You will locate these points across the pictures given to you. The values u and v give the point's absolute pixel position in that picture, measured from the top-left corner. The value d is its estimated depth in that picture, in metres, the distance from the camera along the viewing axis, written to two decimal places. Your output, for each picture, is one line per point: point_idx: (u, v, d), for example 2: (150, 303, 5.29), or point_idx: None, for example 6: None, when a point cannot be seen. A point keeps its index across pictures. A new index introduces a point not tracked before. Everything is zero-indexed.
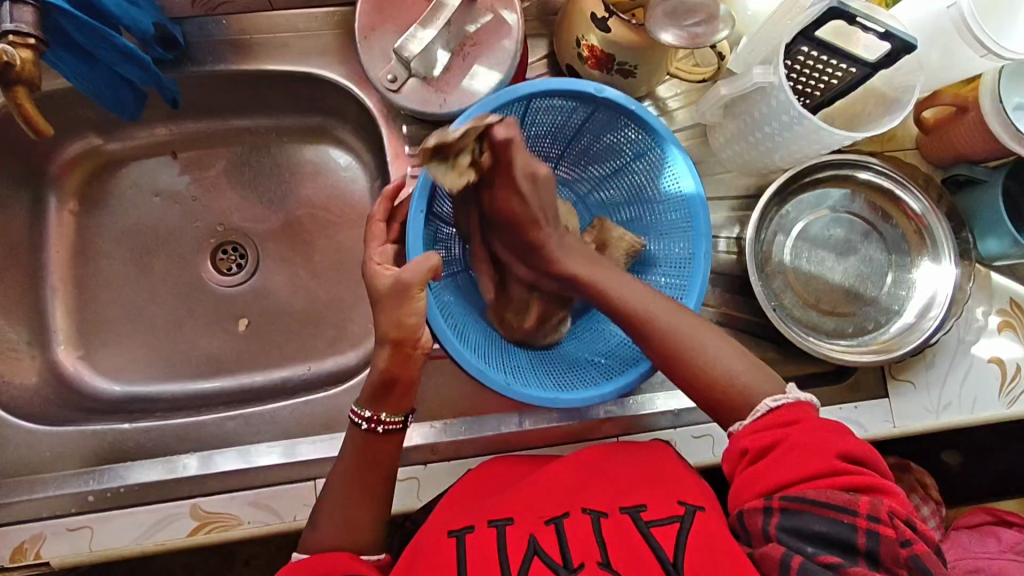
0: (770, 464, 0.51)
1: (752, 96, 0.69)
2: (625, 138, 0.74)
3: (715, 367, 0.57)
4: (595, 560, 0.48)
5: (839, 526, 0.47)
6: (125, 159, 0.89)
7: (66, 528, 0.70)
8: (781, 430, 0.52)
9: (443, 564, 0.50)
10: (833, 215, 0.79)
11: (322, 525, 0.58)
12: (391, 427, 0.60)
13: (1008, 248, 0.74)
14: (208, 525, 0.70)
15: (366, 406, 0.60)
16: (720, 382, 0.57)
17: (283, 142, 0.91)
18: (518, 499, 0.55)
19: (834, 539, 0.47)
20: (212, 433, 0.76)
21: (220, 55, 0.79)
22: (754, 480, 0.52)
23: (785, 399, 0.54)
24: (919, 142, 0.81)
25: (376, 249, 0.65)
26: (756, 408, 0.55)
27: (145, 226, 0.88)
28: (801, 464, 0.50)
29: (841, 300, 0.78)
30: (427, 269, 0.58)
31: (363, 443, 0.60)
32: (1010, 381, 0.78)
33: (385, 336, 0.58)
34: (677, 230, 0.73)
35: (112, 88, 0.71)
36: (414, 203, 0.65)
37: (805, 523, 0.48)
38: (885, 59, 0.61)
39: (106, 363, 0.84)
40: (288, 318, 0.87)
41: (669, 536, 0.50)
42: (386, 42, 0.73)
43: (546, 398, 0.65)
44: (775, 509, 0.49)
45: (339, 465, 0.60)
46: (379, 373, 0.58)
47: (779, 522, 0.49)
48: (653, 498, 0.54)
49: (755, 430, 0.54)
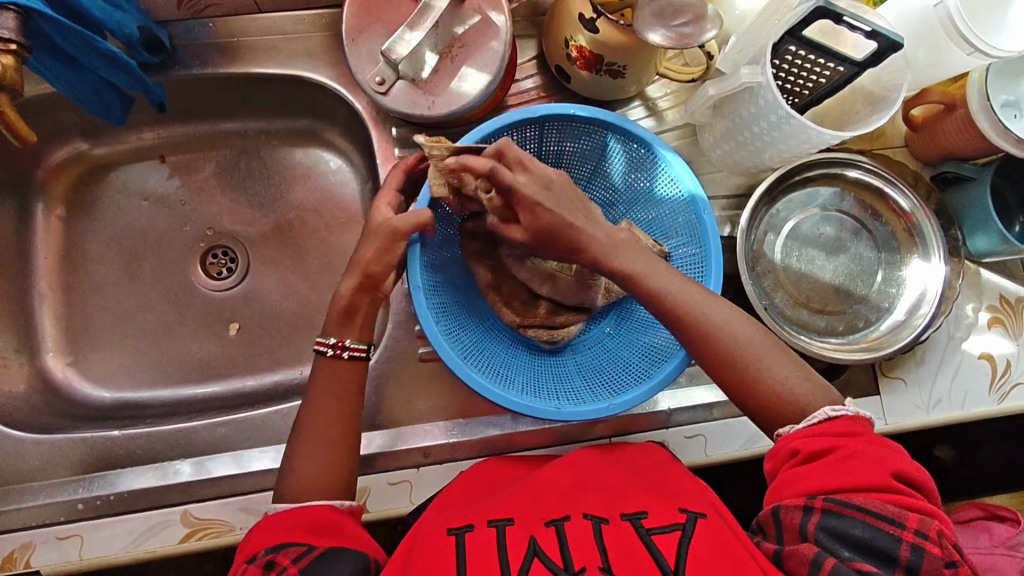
0: (824, 467, 0.50)
1: (740, 96, 0.70)
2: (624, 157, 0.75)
3: (769, 378, 0.55)
4: (596, 565, 0.46)
5: (883, 537, 0.46)
6: (113, 164, 0.88)
7: (56, 536, 0.69)
8: (842, 438, 0.51)
9: (442, 562, 0.48)
10: (822, 214, 0.79)
11: (294, 458, 0.58)
12: (355, 352, 0.61)
13: (997, 245, 0.74)
14: (199, 531, 0.70)
15: (331, 334, 0.62)
16: (774, 393, 0.55)
17: (272, 145, 0.90)
18: (517, 501, 0.54)
19: (875, 548, 0.46)
20: (203, 439, 0.76)
21: (207, 58, 0.79)
22: (802, 479, 0.50)
23: (843, 411, 0.53)
24: (908, 139, 0.81)
25: (383, 194, 0.65)
26: (812, 415, 0.53)
27: (134, 231, 0.87)
28: (858, 472, 0.48)
29: (832, 299, 0.78)
30: (418, 220, 0.60)
31: (328, 367, 0.61)
32: (1000, 377, 0.78)
33: (361, 265, 0.61)
34: (685, 242, 0.72)
35: (97, 92, 0.71)
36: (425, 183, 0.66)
37: (848, 527, 0.47)
38: (871, 57, 0.61)
39: (96, 370, 0.84)
40: (280, 321, 0.86)
41: (670, 543, 0.48)
42: (374, 44, 0.73)
43: (555, 413, 0.64)
44: (817, 509, 0.48)
45: (309, 403, 0.60)
46: (346, 298, 0.61)
47: (821, 521, 0.48)
48: (654, 506, 0.52)
49: (813, 434, 0.52)
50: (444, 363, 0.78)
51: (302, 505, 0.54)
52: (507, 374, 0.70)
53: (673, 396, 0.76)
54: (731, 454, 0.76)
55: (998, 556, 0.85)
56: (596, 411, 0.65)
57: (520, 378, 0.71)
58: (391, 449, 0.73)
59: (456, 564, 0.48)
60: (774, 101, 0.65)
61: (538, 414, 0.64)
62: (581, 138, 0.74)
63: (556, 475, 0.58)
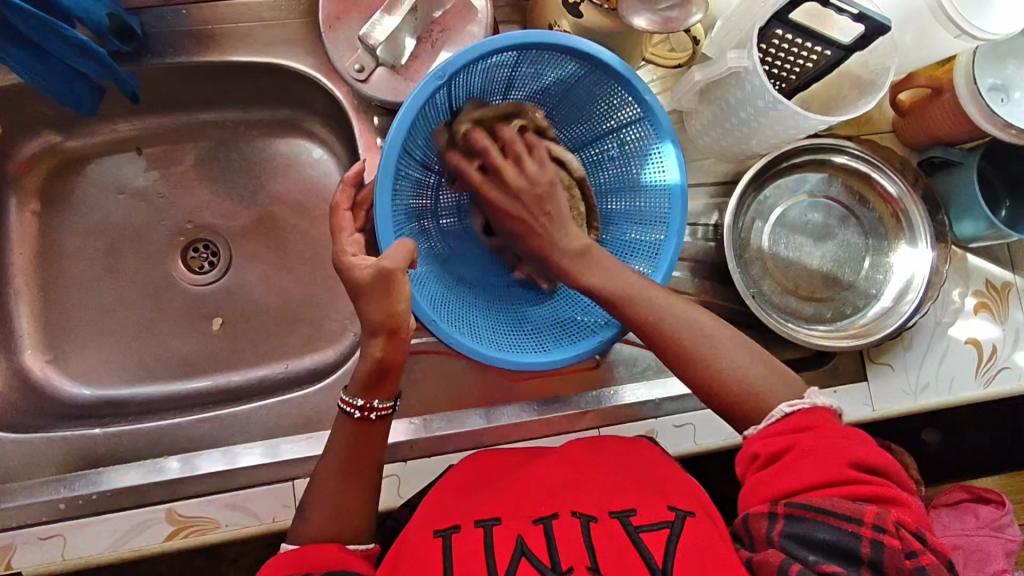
0: (783, 472, 0.50)
1: (727, 81, 0.68)
2: (607, 99, 0.70)
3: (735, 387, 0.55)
4: (584, 565, 0.47)
5: (843, 534, 0.47)
6: (89, 156, 0.86)
7: (37, 537, 0.68)
8: (797, 436, 0.51)
9: (429, 564, 0.48)
10: (810, 200, 0.79)
11: (313, 515, 0.56)
12: (383, 413, 0.58)
13: (983, 231, 0.75)
14: (184, 529, 0.69)
15: (357, 395, 0.57)
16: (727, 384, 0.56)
17: (253, 136, 0.88)
18: (509, 497, 0.54)
19: (837, 547, 0.47)
20: (187, 437, 0.75)
21: (181, 46, 0.76)
22: (766, 485, 0.51)
23: (802, 405, 0.53)
24: (894, 124, 0.81)
25: (347, 239, 0.59)
26: (770, 414, 0.54)
27: (112, 225, 0.86)
28: (814, 468, 0.49)
29: (819, 285, 0.78)
30: (405, 253, 0.57)
31: (356, 429, 0.58)
32: (986, 361, 0.78)
33: (376, 326, 0.56)
34: (654, 198, 0.72)
35: (67, 82, 0.68)
36: (380, 180, 0.61)
37: (809, 530, 0.47)
38: (859, 41, 0.60)
39: (76, 367, 0.82)
40: (264, 316, 0.85)
41: (657, 541, 0.48)
42: (352, 30, 0.71)
43: (594, 347, 0.66)
44: (780, 515, 0.49)
45: (330, 451, 0.58)
46: (374, 361, 0.56)
47: (785, 527, 0.48)
48: (642, 501, 0.52)
49: (770, 436, 0.53)
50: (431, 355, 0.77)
51: (309, 545, 0.53)
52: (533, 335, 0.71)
53: (664, 387, 0.77)
54: (717, 443, 0.76)
55: (983, 536, 0.91)
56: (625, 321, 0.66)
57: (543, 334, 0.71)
58: None
59: (443, 566, 0.47)
60: (760, 86, 0.64)
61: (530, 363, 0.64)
62: (517, 66, 0.67)
63: (543, 470, 0.58)
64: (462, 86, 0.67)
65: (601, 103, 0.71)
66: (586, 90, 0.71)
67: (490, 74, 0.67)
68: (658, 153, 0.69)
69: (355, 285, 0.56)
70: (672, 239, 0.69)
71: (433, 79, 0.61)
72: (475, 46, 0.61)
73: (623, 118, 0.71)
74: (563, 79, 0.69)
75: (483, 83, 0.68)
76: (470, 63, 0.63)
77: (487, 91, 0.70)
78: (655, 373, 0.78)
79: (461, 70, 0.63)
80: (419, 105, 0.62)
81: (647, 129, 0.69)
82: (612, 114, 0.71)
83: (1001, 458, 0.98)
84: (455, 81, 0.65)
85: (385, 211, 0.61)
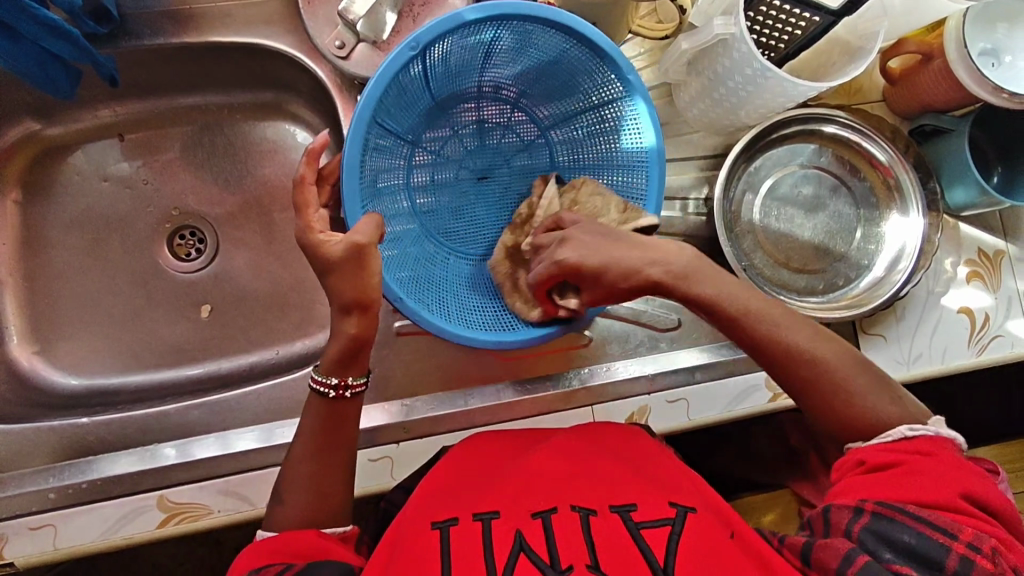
0: (884, 478, 0.49)
1: (714, 51, 0.68)
2: (584, 70, 0.69)
3: (856, 403, 0.55)
4: (584, 562, 0.45)
5: (932, 544, 0.45)
6: (69, 144, 0.85)
7: (28, 527, 0.68)
8: (910, 455, 0.50)
9: (426, 557, 0.47)
10: (802, 171, 0.78)
11: (303, 498, 0.55)
12: (357, 391, 0.58)
13: (975, 198, 0.74)
14: (177, 516, 0.69)
15: (331, 373, 0.57)
16: (801, 360, 0.56)
17: (236, 119, 0.87)
18: (503, 490, 0.53)
19: (921, 554, 0.45)
20: (178, 423, 0.74)
21: (159, 28, 0.75)
22: (861, 485, 0.50)
23: (922, 430, 0.51)
24: (886, 93, 0.80)
25: (313, 215, 0.57)
26: (886, 433, 0.53)
27: (96, 213, 0.84)
28: (919, 487, 0.48)
29: (811, 257, 0.77)
30: (376, 227, 0.56)
31: (331, 407, 0.57)
32: (979, 330, 0.78)
33: (349, 303, 0.55)
34: (628, 171, 0.72)
35: (41, 65, 0.67)
36: (349, 151, 0.61)
37: (896, 531, 0.46)
38: (847, 6, 0.59)
39: (64, 357, 0.81)
40: (253, 302, 0.84)
41: (658, 538, 0.47)
42: (331, 6, 0.70)
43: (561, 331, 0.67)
44: (867, 511, 0.47)
45: (303, 431, 0.58)
46: (348, 339, 0.56)
47: (868, 522, 0.47)
48: (643, 496, 0.51)
49: (886, 450, 0.52)
50: (421, 336, 0.76)
51: (285, 532, 0.52)
52: (504, 314, 0.72)
53: (656, 362, 0.77)
54: (712, 416, 0.76)
55: None
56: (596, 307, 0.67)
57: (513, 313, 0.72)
58: (376, 423, 0.72)
59: (440, 558, 0.46)
60: (749, 53, 0.63)
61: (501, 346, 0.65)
62: (495, 35, 0.66)
63: (543, 458, 0.56)
64: (438, 58, 0.67)
65: (578, 74, 0.70)
66: (563, 66, 0.70)
67: (468, 45, 0.67)
68: (636, 120, 0.69)
69: (325, 261, 0.55)
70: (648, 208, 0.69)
71: (406, 50, 0.61)
72: (458, 12, 0.61)
73: (599, 92, 0.70)
74: (539, 48, 0.68)
75: (460, 52, 0.67)
76: (442, 35, 0.63)
77: (465, 64, 0.70)
78: (648, 349, 0.78)
79: (436, 40, 0.63)
80: (392, 75, 0.62)
81: (626, 103, 0.68)
82: (588, 85, 0.71)
83: (994, 427, 0.98)
84: (430, 54, 0.65)
85: (352, 186, 0.61)
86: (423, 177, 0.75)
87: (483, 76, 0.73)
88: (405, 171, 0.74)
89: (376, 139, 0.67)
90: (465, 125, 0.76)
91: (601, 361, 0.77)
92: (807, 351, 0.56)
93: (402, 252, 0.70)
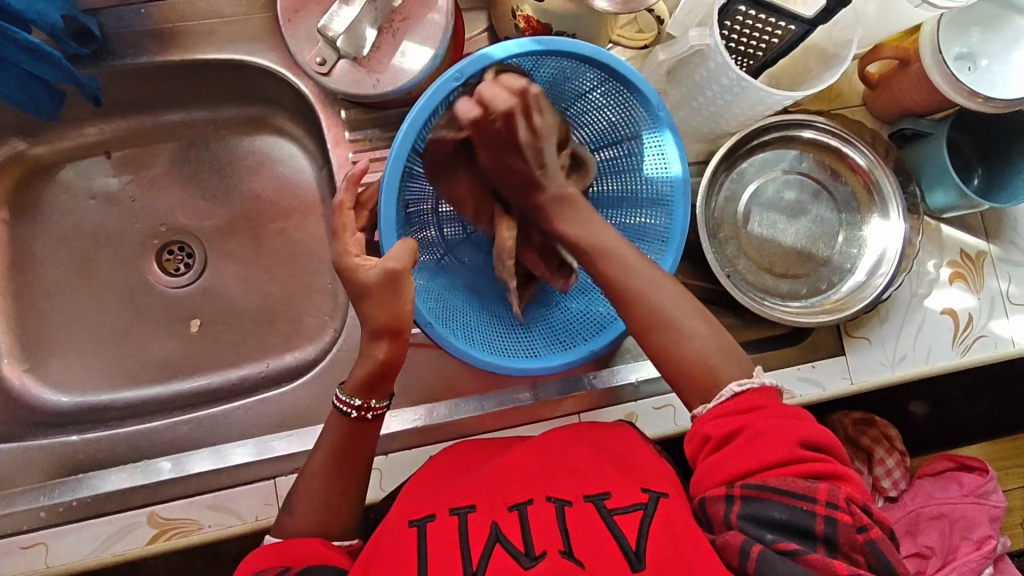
0: (734, 451, 0.50)
1: (691, 61, 0.68)
2: (618, 105, 0.70)
3: (687, 344, 0.56)
4: (557, 549, 0.45)
5: (799, 513, 0.47)
6: (57, 162, 0.85)
7: (19, 546, 0.68)
8: (748, 418, 0.52)
9: (405, 555, 0.47)
10: (785, 176, 0.79)
11: (292, 513, 0.55)
12: (379, 413, 0.58)
13: (955, 201, 0.75)
14: (167, 532, 0.69)
15: (354, 394, 0.57)
16: (632, 292, 0.58)
17: (223, 134, 0.87)
18: (482, 484, 0.54)
19: (795, 525, 0.47)
20: (167, 439, 0.74)
21: (143, 47, 0.75)
22: (720, 466, 0.51)
23: (751, 384, 0.53)
24: (865, 98, 0.80)
25: (348, 238, 0.59)
26: (721, 392, 0.54)
27: (84, 230, 0.85)
28: (765, 451, 0.49)
29: (794, 262, 0.78)
30: (410, 251, 0.57)
31: (351, 428, 0.58)
32: (963, 331, 0.79)
33: (380, 328, 0.56)
34: (656, 199, 0.71)
35: (24, 87, 0.67)
36: (388, 173, 0.60)
37: (767, 510, 0.47)
38: (823, 14, 0.60)
39: (54, 375, 0.81)
40: (242, 315, 0.85)
41: (631, 522, 0.48)
42: (312, 23, 0.70)
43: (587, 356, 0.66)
44: (738, 497, 0.49)
45: (321, 451, 0.58)
46: (377, 363, 0.57)
47: (741, 509, 0.48)
48: (617, 484, 0.52)
49: (720, 414, 0.53)
50: (409, 347, 0.76)
51: (291, 539, 0.53)
52: (527, 339, 0.72)
53: (644, 369, 0.77)
54: None
55: (968, 504, 0.89)
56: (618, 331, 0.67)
57: (535, 339, 0.72)
58: None
59: (418, 555, 0.46)
60: (724, 64, 0.63)
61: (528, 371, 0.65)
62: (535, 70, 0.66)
63: (519, 453, 0.57)
64: None
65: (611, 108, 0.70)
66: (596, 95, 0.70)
67: None
68: (661, 152, 0.69)
69: (361, 286, 0.56)
70: (672, 243, 0.69)
71: (450, 80, 0.60)
72: (494, 50, 0.60)
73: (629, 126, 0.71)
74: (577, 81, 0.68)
75: None
76: (484, 70, 0.62)
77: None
78: (634, 357, 0.78)
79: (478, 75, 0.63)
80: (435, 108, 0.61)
81: (655, 136, 0.68)
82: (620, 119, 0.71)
83: (983, 425, 0.99)
84: None
85: (389, 210, 0.61)
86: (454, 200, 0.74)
87: None
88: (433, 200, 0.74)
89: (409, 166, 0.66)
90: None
91: (588, 368, 0.77)
92: (646, 293, 0.58)
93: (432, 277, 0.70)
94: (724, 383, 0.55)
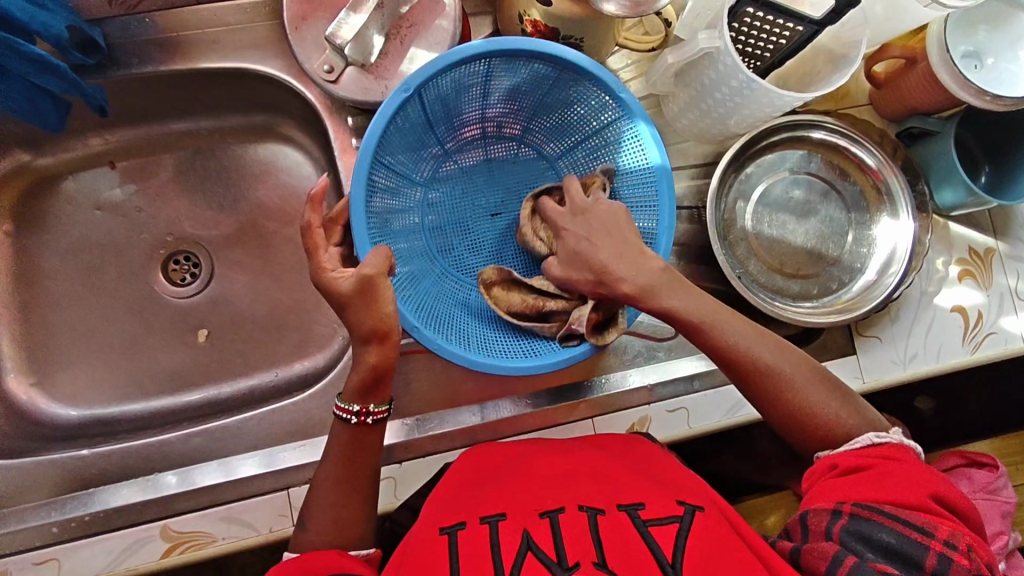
0: (859, 481, 0.50)
1: (700, 63, 0.68)
2: (580, 98, 0.72)
3: (811, 404, 0.55)
4: (591, 560, 0.45)
5: (910, 542, 0.45)
6: (61, 174, 0.85)
7: (32, 562, 0.67)
8: (882, 459, 0.51)
9: (436, 565, 0.46)
10: (792, 177, 0.79)
11: (311, 527, 0.55)
12: (379, 417, 0.58)
13: (963, 198, 0.75)
14: (181, 545, 0.69)
15: (353, 401, 0.57)
16: (750, 363, 0.56)
17: (228, 143, 0.87)
18: (510, 494, 0.53)
19: (900, 552, 0.45)
20: (178, 451, 0.74)
21: (148, 56, 0.75)
22: (837, 488, 0.50)
23: (889, 437, 0.52)
24: (872, 97, 0.81)
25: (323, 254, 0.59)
26: (853, 441, 0.53)
27: (90, 241, 0.84)
28: (894, 487, 0.48)
29: (805, 262, 0.78)
30: (386, 258, 0.58)
31: (352, 434, 0.57)
32: (973, 328, 0.79)
33: (367, 333, 0.56)
34: (640, 193, 0.72)
35: (30, 99, 0.67)
36: (354, 193, 0.63)
37: (878, 531, 0.46)
38: (830, 15, 0.59)
39: (62, 388, 0.81)
40: (250, 325, 0.84)
41: (666, 535, 0.47)
42: (318, 31, 0.70)
43: (587, 350, 0.66)
44: (846, 513, 0.48)
45: (327, 458, 0.58)
46: (368, 369, 0.56)
47: (848, 524, 0.47)
48: (649, 495, 0.51)
49: (854, 455, 0.52)
50: (421, 355, 0.76)
51: (308, 554, 0.51)
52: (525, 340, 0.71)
53: (656, 371, 0.77)
54: (712, 424, 0.76)
55: (981, 500, 0.88)
56: (618, 326, 0.66)
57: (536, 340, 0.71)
58: None
59: (449, 564, 0.46)
60: (733, 65, 0.63)
61: (526, 371, 0.64)
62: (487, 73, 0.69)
63: (547, 465, 0.57)
64: (432, 97, 0.69)
65: (574, 102, 0.73)
66: (551, 92, 0.73)
67: (458, 82, 0.69)
68: (637, 141, 0.70)
69: (338, 297, 0.56)
70: (658, 237, 0.69)
71: (400, 92, 0.63)
72: (436, 61, 0.63)
73: (596, 116, 0.73)
74: (530, 79, 0.71)
75: (452, 92, 0.70)
76: (434, 75, 0.65)
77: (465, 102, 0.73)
78: (646, 360, 0.78)
79: (428, 83, 0.66)
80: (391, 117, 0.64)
81: (626, 127, 0.70)
82: (587, 112, 0.73)
83: (992, 421, 0.99)
84: (424, 93, 0.67)
85: (360, 226, 0.63)
86: (438, 218, 0.77)
87: (484, 112, 0.75)
88: (418, 212, 0.76)
89: (381, 180, 0.69)
90: (475, 165, 0.79)
91: (601, 373, 0.77)
92: (771, 364, 0.56)
93: (421, 288, 0.72)
94: (860, 432, 0.54)
